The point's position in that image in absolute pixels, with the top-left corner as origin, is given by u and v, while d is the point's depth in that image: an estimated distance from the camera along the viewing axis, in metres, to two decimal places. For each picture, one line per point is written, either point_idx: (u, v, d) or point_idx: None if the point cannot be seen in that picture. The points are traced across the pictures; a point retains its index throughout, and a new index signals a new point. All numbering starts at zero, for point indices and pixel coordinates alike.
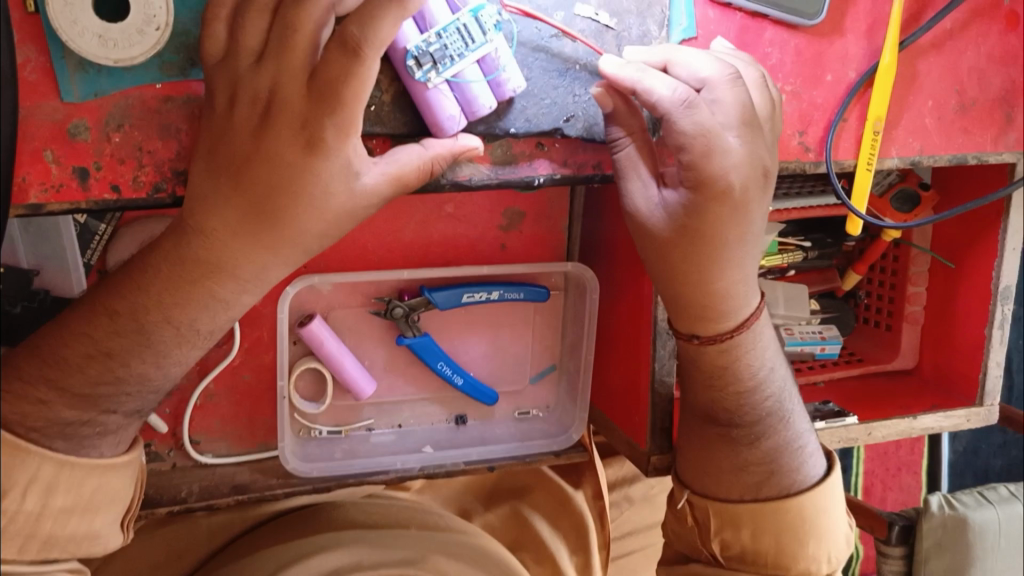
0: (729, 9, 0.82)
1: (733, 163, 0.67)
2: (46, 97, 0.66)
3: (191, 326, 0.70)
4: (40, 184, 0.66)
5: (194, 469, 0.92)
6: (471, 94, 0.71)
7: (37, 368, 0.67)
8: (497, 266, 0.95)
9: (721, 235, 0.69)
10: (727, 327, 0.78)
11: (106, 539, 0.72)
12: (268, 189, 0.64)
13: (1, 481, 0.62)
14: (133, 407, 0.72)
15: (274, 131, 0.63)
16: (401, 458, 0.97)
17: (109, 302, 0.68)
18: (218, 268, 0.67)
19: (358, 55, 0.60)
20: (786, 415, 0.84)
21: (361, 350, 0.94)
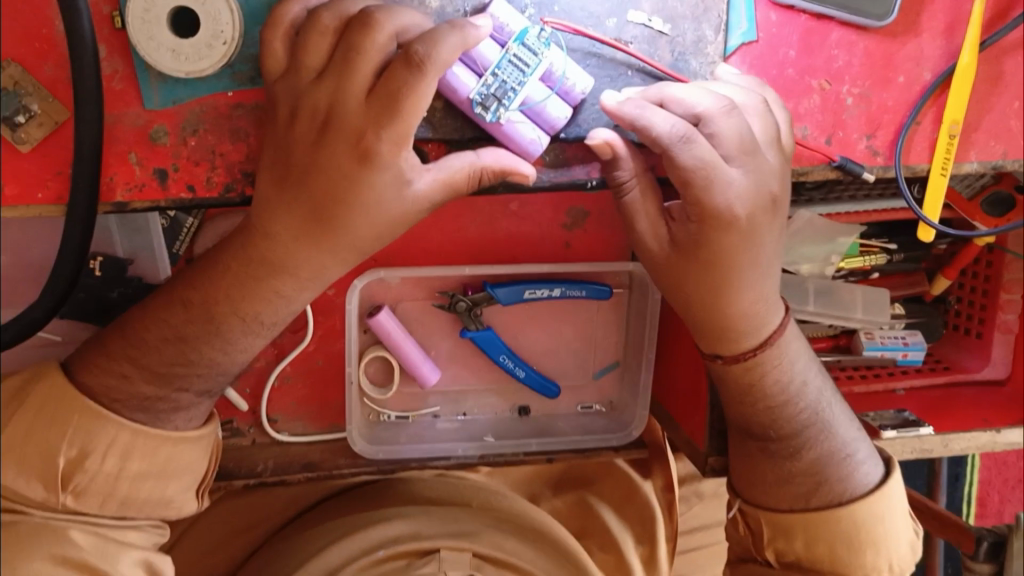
0: (792, 11, 0.81)
1: (735, 194, 0.70)
2: (130, 105, 0.72)
3: (256, 318, 0.74)
4: (125, 184, 0.73)
5: (271, 445, 0.99)
6: (547, 113, 0.75)
7: (121, 348, 0.74)
8: (559, 265, 0.97)
9: (733, 262, 0.73)
10: (748, 346, 0.80)
11: (181, 504, 0.80)
12: (326, 195, 0.67)
13: (84, 442, 0.72)
14: (204, 386, 0.78)
15: (332, 142, 0.65)
16: (461, 446, 1.01)
17: (182, 294, 0.73)
18: (280, 267, 0.70)
19: (420, 71, 0.62)
20: (825, 425, 0.85)
21: (429, 341, 0.99)
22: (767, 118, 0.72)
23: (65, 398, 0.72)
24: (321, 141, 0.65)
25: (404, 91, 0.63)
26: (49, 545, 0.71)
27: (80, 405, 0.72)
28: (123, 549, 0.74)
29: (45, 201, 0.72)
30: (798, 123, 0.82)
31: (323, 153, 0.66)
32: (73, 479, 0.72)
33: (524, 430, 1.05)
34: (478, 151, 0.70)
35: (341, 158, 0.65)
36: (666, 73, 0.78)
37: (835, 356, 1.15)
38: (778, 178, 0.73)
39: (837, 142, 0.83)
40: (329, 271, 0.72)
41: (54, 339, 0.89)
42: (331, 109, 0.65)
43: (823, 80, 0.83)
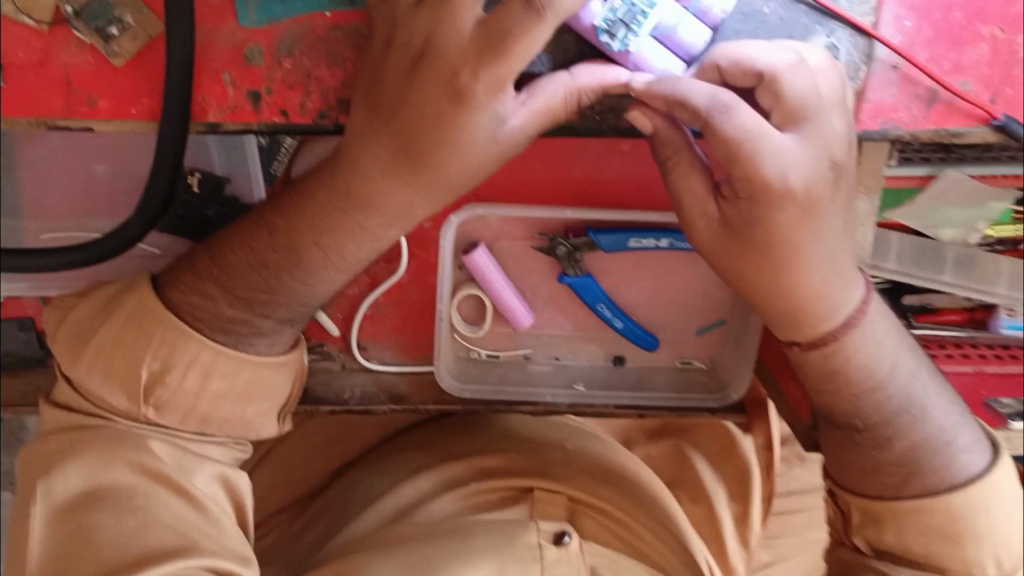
0: None
1: (790, 163, 0.60)
2: (227, 21, 0.69)
3: (338, 252, 0.69)
4: (218, 105, 0.70)
5: (360, 371, 0.98)
6: (680, 39, 0.67)
7: (207, 268, 0.73)
8: (669, 214, 0.89)
9: (795, 240, 0.63)
10: (826, 330, 0.71)
11: (263, 426, 0.79)
12: (414, 134, 0.61)
13: (167, 357, 0.72)
14: (285, 315, 0.74)
15: (421, 79, 0.60)
16: (552, 392, 0.98)
17: (269, 219, 0.71)
18: (367, 205, 0.66)
19: (538, 16, 0.57)
20: (919, 410, 0.75)
21: (524, 282, 0.95)
22: (834, 81, 0.63)
23: (153, 312, 0.72)
24: (412, 76, 0.60)
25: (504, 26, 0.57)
26: (132, 453, 0.70)
27: (165, 320, 0.72)
28: (202, 462, 0.74)
29: (138, 117, 0.70)
30: (958, 75, 0.72)
31: (416, 90, 0.60)
32: (155, 392, 0.72)
33: (618, 380, 1.01)
34: (572, 71, 0.63)
35: (434, 96, 0.60)
36: (822, 4, 0.69)
37: (968, 332, 1.04)
38: (845, 147, 0.63)
39: (1003, 102, 0.72)
40: (418, 211, 0.67)
41: (154, 251, 0.90)
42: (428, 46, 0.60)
43: (995, 28, 0.71)
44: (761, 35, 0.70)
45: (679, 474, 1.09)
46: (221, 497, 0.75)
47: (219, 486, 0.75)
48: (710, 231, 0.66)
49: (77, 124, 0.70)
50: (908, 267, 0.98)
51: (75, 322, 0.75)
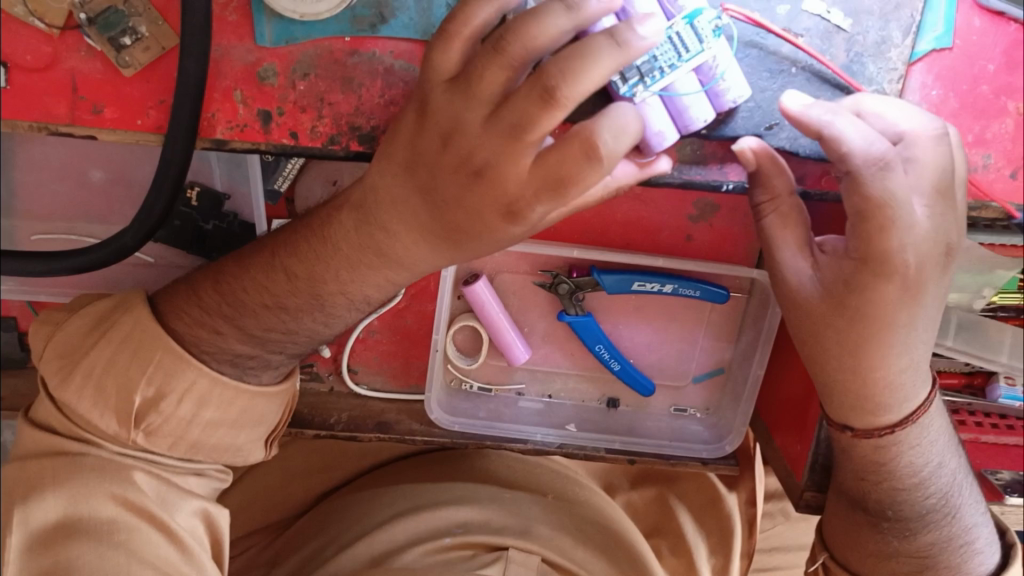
0: (1001, 18, 0.69)
1: (915, 240, 0.60)
2: (242, 38, 0.68)
3: (364, 299, 0.70)
4: (226, 122, 0.68)
5: (349, 396, 0.97)
6: (687, 112, 0.64)
7: (216, 303, 0.71)
8: (675, 260, 0.88)
9: (888, 320, 0.63)
10: (885, 423, 0.71)
11: (249, 453, 0.78)
12: (449, 211, 0.59)
13: (162, 383, 0.70)
14: (296, 350, 0.76)
15: (455, 172, 0.57)
16: (542, 431, 0.97)
17: (287, 264, 0.69)
18: (390, 258, 0.65)
19: (551, 103, 0.52)
20: (951, 510, 0.76)
21: (523, 317, 0.93)
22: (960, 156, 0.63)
23: (151, 335, 0.70)
24: (441, 154, 0.57)
25: (533, 122, 0.53)
26: (111, 485, 0.68)
27: (165, 344, 0.70)
28: (184, 497, 0.72)
29: (143, 129, 0.68)
30: (980, 149, 0.70)
31: (441, 178, 0.58)
32: (146, 419, 0.70)
33: (612, 423, 0.99)
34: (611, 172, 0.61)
35: (476, 198, 0.57)
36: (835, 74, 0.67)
37: (965, 398, 1.01)
38: (958, 224, 0.63)
39: None
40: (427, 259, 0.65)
41: (147, 259, 0.88)
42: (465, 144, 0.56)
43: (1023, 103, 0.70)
44: (786, 94, 0.68)
45: (662, 522, 1.07)
46: (201, 531, 0.73)
47: (199, 521, 0.73)
48: (814, 297, 0.66)
49: (80, 131, 0.68)
50: None
51: (62, 341, 0.72)
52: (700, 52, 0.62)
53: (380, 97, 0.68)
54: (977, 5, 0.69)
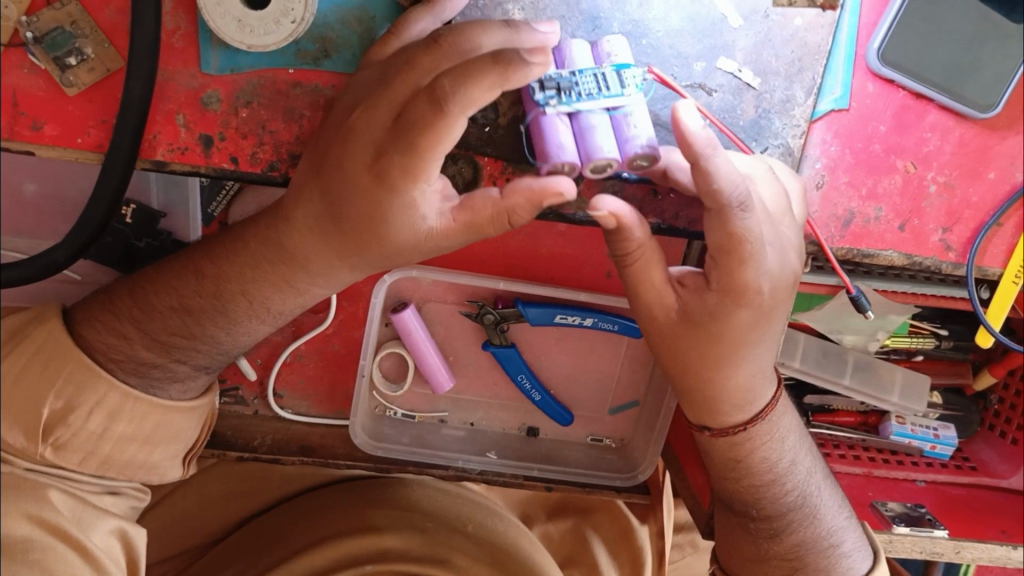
0: (892, 85, 0.76)
1: (767, 271, 0.63)
2: (188, 64, 0.70)
3: (264, 304, 0.72)
4: (168, 144, 0.70)
5: (272, 420, 0.98)
6: (592, 137, 0.63)
7: (127, 307, 0.72)
8: (596, 295, 0.92)
9: (743, 339, 0.66)
10: (736, 421, 0.75)
11: (165, 471, 0.79)
12: (343, 206, 0.61)
13: (72, 396, 0.69)
14: (203, 361, 0.77)
15: (347, 147, 0.59)
16: (464, 457, 1.00)
17: (199, 263, 0.72)
18: (299, 264, 0.68)
19: (436, 47, 0.56)
20: (811, 508, 0.82)
21: (449, 345, 0.96)
22: (774, 187, 0.66)
23: (64, 348, 0.70)
24: (351, 157, 0.59)
25: (416, 64, 0.56)
26: (26, 504, 0.67)
27: (76, 356, 0.70)
28: (99, 517, 0.72)
29: (82, 147, 0.70)
30: (873, 203, 0.77)
31: (332, 154, 0.61)
32: (55, 431, 0.69)
33: (529, 452, 1.03)
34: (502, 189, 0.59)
35: (359, 178, 0.59)
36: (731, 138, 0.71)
37: (860, 435, 1.08)
38: (796, 249, 0.67)
39: (911, 230, 0.78)
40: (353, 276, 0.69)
41: (74, 277, 0.88)
42: (355, 119, 0.59)
43: (909, 162, 0.77)
44: None
45: (577, 552, 1.09)
46: (116, 551, 0.74)
47: (115, 540, 0.74)
48: (666, 317, 0.66)
49: (17, 146, 0.69)
50: (811, 367, 0.99)
51: None
52: (619, 92, 0.65)
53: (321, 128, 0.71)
54: (870, 71, 0.76)
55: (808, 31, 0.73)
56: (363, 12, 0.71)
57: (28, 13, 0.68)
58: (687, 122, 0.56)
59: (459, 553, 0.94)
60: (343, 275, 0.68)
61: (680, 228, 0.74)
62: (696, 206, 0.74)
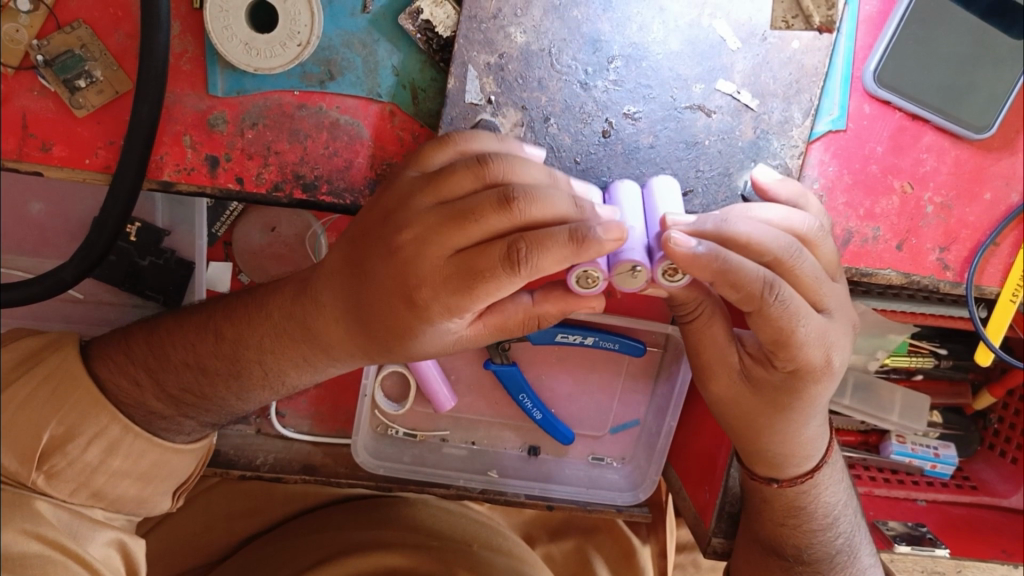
0: (889, 106, 0.78)
1: (827, 344, 0.64)
2: (195, 87, 0.71)
3: (279, 378, 0.71)
4: (174, 165, 0.71)
5: (275, 438, 1.00)
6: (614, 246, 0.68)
7: (142, 353, 0.72)
8: (596, 314, 0.93)
9: (814, 400, 0.69)
10: (802, 471, 0.78)
11: (156, 504, 0.77)
12: (371, 313, 0.60)
13: (72, 425, 0.68)
14: (210, 419, 0.76)
15: (387, 267, 0.57)
16: (465, 476, 1.01)
17: (219, 326, 0.71)
18: (313, 334, 0.66)
19: (511, 269, 0.53)
20: (855, 552, 0.82)
21: (451, 365, 0.97)
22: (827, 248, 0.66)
23: (72, 377, 0.69)
24: (382, 263, 0.58)
25: (482, 276, 0.54)
26: (23, 521, 0.65)
27: (82, 384, 0.69)
28: (96, 528, 0.71)
29: (90, 168, 0.71)
30: (870, 222, 0.78)
31: (374, 268, 0.58)
32: (51, 460, 0.67)
33: (532, 471, 1.03)
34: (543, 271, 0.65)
35: (391, 298, 0.58)
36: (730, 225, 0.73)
37: (861, 454, 1.08)
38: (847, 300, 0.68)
39: (909, 249, 0.79)
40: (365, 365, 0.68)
41: (77, 296, 0.89)
42: (409, 246, 0.56)
43: (906, 182, 0.78)
44: (701, 165, 0.73)
45: None
46: (115, 561, 0.72)
47: (114, 550, 0.72)
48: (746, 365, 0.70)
49: (26, 167, 0.70)
50: None
51: None
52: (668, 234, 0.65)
53: (325, 149, 0.72)
54: (867, 93, 0.77)
55: (805, 54, 0.74)
56: (367, 35, 0.72)
57: (39, 37, 0.69)
58: (685, 249, 0.55)
59: (461, 565, 0.90)
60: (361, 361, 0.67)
61: None
62: None
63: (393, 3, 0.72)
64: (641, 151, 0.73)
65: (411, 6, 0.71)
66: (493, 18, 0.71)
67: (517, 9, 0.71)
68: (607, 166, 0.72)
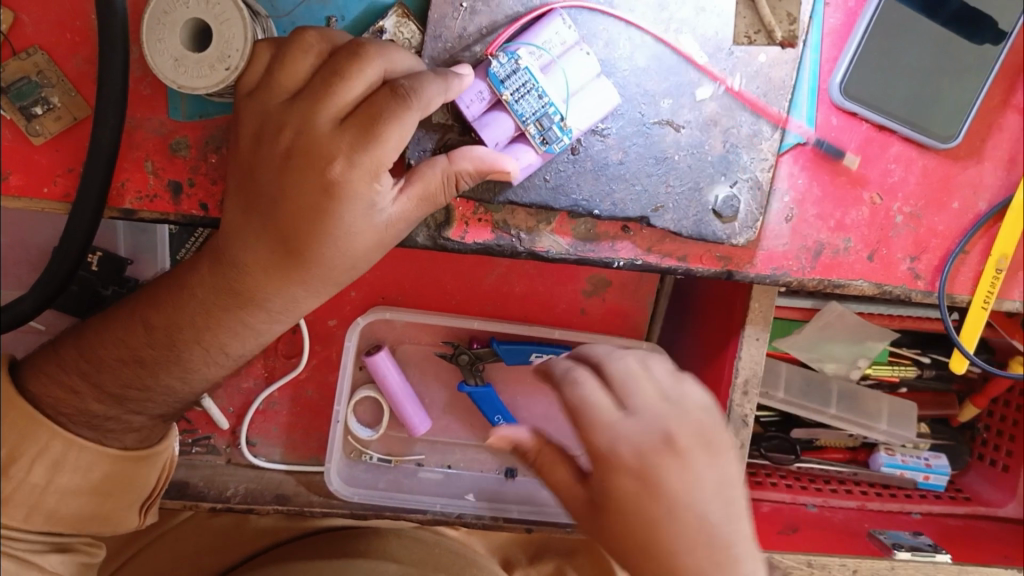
0: (855, 118, 0.78)
1: (626, 434, 0.59)
2: (157, 112, 0.70)
3: (221, 349, 0.69)
4: (136, 192, 0.70)
5: (245, 467, 0.98)
6: (580, 82, 0.69)
7: (74, 360, 0.69)
8: (570, 332, 0.93)
9: (638, 515, 0.58)
10: None
11: (121, 521, 0.73)
12: (297, 228, 0.62)
13: (11, 449, 0.65)
14: (160, 410, 0.73)
15: (301, 169, 0.61)
16: (441, 501, 0.98)
17: (145, 315, 0.68)
18: (246, 297, 0.66)
19: (404, 103, 0.60)
20: None
21: (424, 388, 0.97)
22: (690, 387, 0.62)
23: (5, 398, 0.66)
24: (261, 154, 0.63)
25: (384, 117, 0.60)
26: None
27: (18, 407, 0.66)
28: None
29: (48, 196, 0.69)
30: (841, 233, 0.78)
31: (271, 179, 0.62)
32: None
33: (511, 495, 1.00)
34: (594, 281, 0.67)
35: (288, 182, 0.62)
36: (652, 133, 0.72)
37: (850, 467, 1.08)
38: (700, 433, 0.60)
39: (880, 259, 0.79)
40: (308, 300, 0.68)
41: (39, 327, 0.87)
42: (298, 144, 0.61)
43: (875, 193, 0.79)
44: (671, 180, 0.73)
45: None
46: None
47: None
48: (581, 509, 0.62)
49: None
50: (795, 397, 1.04)
51: None
52: (545, 50, 0.69)
53: None
54: (834, 106, 0.77)
55: (772, 67, 0.74)
56: None
57: None
58: None
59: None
60: (305, 301, 0.68)
61: (654, 263, 0.75)
62: (668, 240, 0.75)
63: (357, 23, 0.71)
64: (611, 168, 0.73)
65: (375, 25, 0.70)
66: (457, 37, 0.70)
67: (484, 28, 0.70)
68: (576, 184, 0.72)
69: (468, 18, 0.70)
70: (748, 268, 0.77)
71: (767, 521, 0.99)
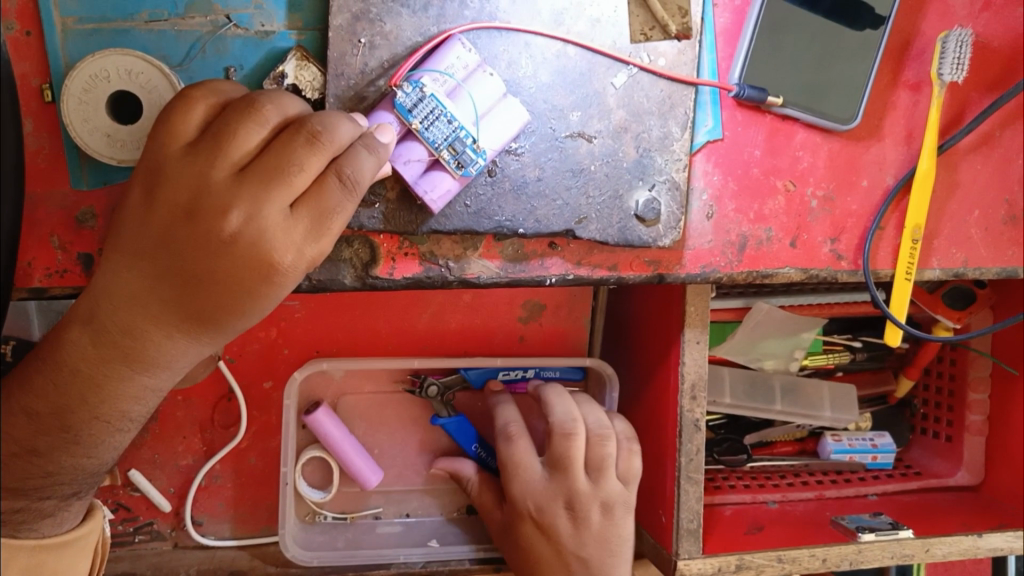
0: (760, 112, 0.80)
1: None
2: (58, 184, 0.67)
3: (122, 416, 0.64)
4: (45, 269, 0.68)
5: (194, 549, 0.93)
6: (490, 102, 0.69)
7: None
8: (512, 358, 0.94)
9: None
10: None
11: None
12: (222, 307, 0.59)
13: None
14: (71, 488, 0.66)
15: (238, 257, 0.57)
16: (404, 552, 0.93)
17: (24, 403, 0.61)
18: (147, 363, 0.61)
19: (351, 193, 0.59)
20: None
21: (372, 439, 0.95)
22: None
23: None
24: (184, 229, 0.57)
25: (332, 210, 0.59)
26: None
27: None
28: None
29: None
30: (762, 224, 0.80)
31: (197, 260, 0.57)
32: None
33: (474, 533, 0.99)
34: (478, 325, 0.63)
35: (218, 267, 0.57)
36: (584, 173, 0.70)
37: (802, 459, 1.08)
38: None
39: (802, 245, 0.81)
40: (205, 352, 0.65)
41: None
42: (246, 230, 0.56)
43: (788, 181, 0.81)
44: (590, 191, 0.74)
45: None
46: None
47: None
48: None
49: None
50: (740, 399, 1.06)
51: None
52: (448, 75, 0.68)
53: None
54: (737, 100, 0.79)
55: (672, 69, 0.75)
56: None
57: None
58: None
59: None
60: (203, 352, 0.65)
61: (584, 275, 0.76)
62: (597, 251, 0.76)
63: (256, 70, 0.70)
64: (530, 186, 0.73)
65: (274, 71, 0.69)
66: (360, 73, 0.69)
67: (385, 61, 0.70)
68: (498, 206, 0.72)
69: (368, 52, 0.69)
70: (678, 269, 0.78)
71: (731, 524, 0.96)
